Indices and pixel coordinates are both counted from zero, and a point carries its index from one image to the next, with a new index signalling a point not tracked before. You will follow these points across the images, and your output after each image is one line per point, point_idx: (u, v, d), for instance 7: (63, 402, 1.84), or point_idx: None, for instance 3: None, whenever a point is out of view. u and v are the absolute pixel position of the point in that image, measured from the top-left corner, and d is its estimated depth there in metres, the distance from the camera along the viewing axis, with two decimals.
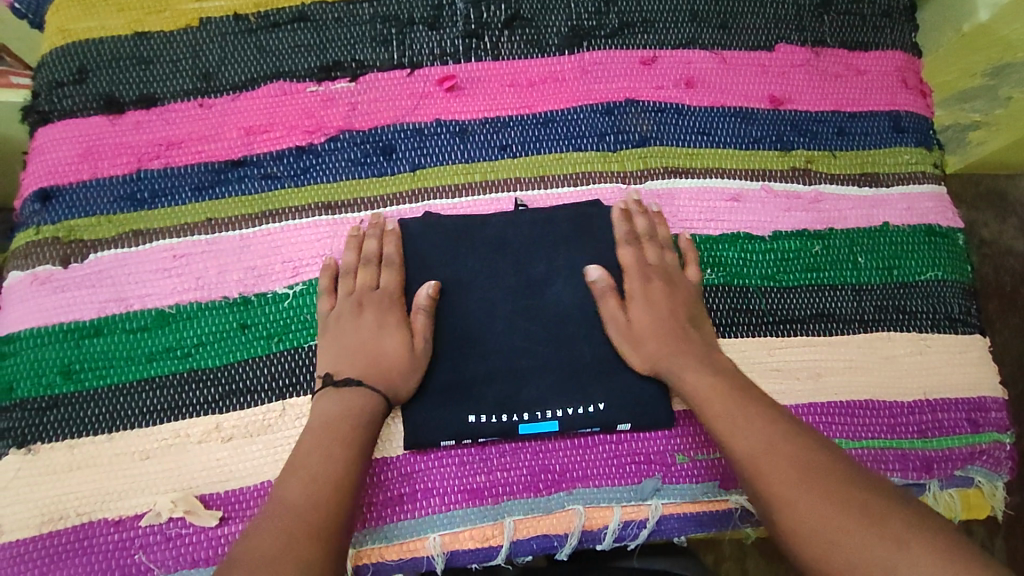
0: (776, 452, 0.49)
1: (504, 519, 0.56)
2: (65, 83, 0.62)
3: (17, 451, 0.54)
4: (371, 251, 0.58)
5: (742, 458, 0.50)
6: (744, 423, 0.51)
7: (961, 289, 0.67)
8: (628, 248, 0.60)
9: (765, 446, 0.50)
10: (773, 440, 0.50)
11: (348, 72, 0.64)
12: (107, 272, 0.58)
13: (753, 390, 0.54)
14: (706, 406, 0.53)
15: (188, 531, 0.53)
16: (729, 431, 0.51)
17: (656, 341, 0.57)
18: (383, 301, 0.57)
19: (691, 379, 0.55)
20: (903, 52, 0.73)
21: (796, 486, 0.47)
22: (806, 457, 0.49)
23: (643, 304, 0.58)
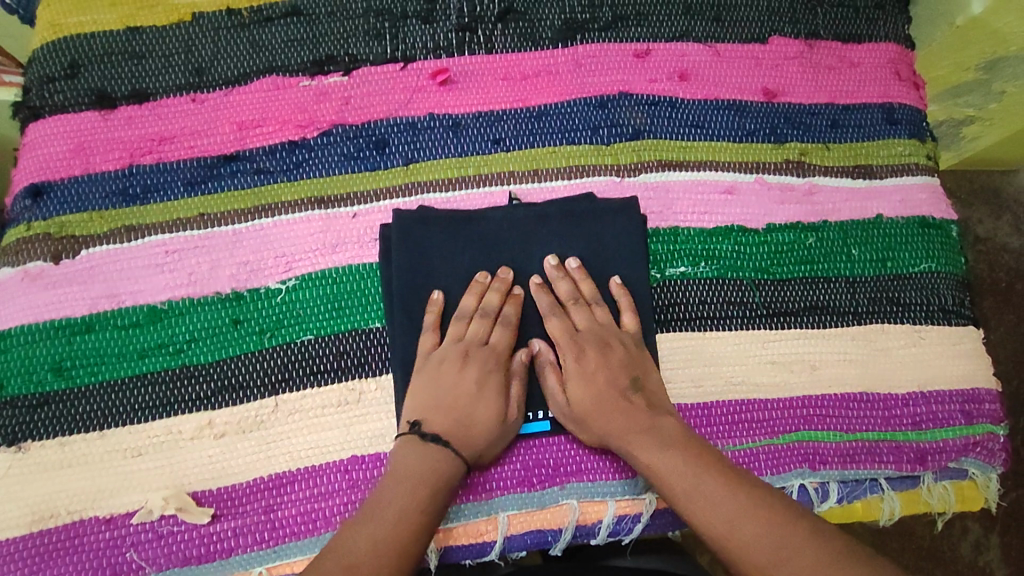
0: (745, 526, 0.47)
1: (498, 514, 0.56)
2: (55, 78, 0.61)
3: (8, 448, 0.53)
4: (493, 305, 0.57)
5: (710, 535, 0.48)
6: (700, 492, 0.49)
7: (955, 281, 0.67)
8: (555, 318, 0.58)
9: (730, 517, 0.47)
10: (735, 510, 0.47)
11: (341, 66, 0.64)
12: (99, 269, 0.57)
13: (704, 452, 0.51)
14: (671, 484, 0.50)
15: (181, 528, 0.53)
16: (694, 504, 0.49)
17: (604, 413, 0.55)
18: (460, 352, 0.56)
19: (654, 457, 0.52)
20: (896, 45, 0.73)
21: (772, 560, 0.45)
22: (765, 520, 0.47)
23: (584, 380, 0.56)
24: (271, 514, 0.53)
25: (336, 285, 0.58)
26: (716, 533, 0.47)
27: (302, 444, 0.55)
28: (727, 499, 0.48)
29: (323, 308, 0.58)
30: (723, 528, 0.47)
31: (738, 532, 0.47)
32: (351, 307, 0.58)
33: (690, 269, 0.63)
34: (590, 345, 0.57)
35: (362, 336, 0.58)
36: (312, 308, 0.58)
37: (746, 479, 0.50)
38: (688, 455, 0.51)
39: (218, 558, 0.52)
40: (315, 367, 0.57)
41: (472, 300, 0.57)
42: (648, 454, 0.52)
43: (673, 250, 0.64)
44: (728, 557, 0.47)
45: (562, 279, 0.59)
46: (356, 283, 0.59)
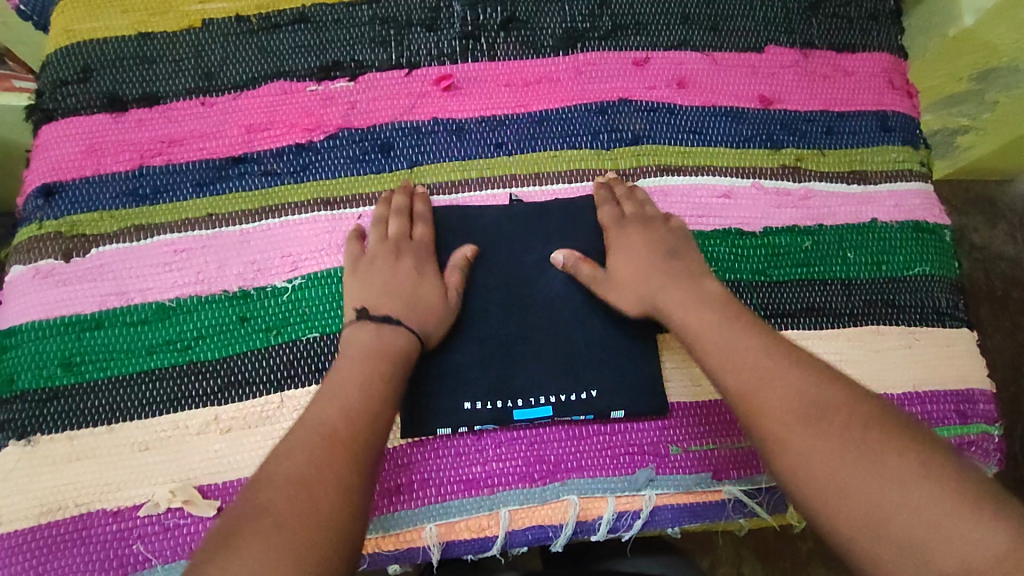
0: (779, 392, 0.47)
1: (499, 509, 0.57)
2: (69, 81, 0.63)
3: (17, 442, 0.54)
4: (403, 203, 0.61)
5: (744, 398, 0.49)
6: (741, 357, 0.50)
7: (948, 284, 0.68)
8: (605, 207, 0.62)
9: (767, 382, 0.48)
10: (771, 366, 0.49)
11: (348, 72, 0.65)
12: (109, 267, 0.58)
13: (747, 318, 0.53)
14: (712, 351, 0.52)
15: (187, 521, 0.53)
16: (732, 369, 0.50)
17: (648, 282, 0.57)
18: (388, 248, 0.58)
19: (701, 325, 0.53)
20: (890, 54, 0.75)
21: (796, 427, 0.46)
22: (798, 377, 0.48)
23: (631, 260, 0.58)
24: None
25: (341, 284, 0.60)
26: (750, 399, 0.48)
27: None
28: (757, 353, 0.50)
29: (328, 307, 0.59)
30: (757, 394, 0.48)
31: (770, 399, 0.48)
32: None
33: None
34: (632, 234, 0.60)
35: None
36: (318, 306, 0.59)
37: (789, 347, 0.51)
38: (733, 328, 0.52)
39: None
40: (320, 364, 0.58)
41: (382, 206, 0.61)
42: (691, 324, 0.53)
43: None
44: (754, 423, 0.48)
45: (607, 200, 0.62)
46: None
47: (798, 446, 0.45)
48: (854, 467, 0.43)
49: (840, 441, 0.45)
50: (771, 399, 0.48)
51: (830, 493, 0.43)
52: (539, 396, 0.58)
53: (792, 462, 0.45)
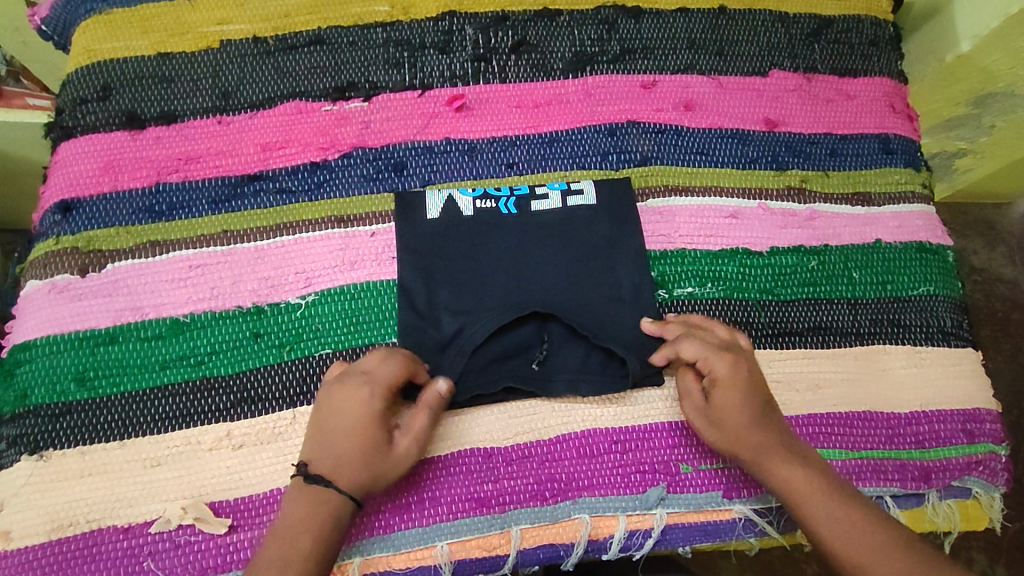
0: (840, 515, 0.53)
1: (510, 527, 0.57)
2: (88, 99, 0.64)
3: (29, 456, 0.54)
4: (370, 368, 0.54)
5: (811, 521, 0.53)
6: (795, 481, 0.54)
7: (952, 304, 0.69)
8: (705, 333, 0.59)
9: (820, 500, 0.54)
10: (869, 536, 0.52)
11: (362, 92, 0.67)
12: (124, 282, 0.59)
13: (841, 484, 0.55)
14: (785, 490, 0.54)
15: (198, 538, 0.53)
16: (800, 508, 0.54)
17: (745, 451, 0.56)
18: (375, 394, 0.53)
19: (779, 472, 0.55)
20: (890, 79, 0.77)
21: (866, 548, 0.52)
22: (891, 545, 0.52)
23: (728, 390, 0.56)
24: None
25: (354, 301, 0.60)
26: (820, 519, 0.53)
27: None
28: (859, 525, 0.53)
29: (341, 323, 0.60)
30: (817, 517, 0.53)
31: (829, 523, 0.53)
32: (368, 322, 0.60)
33: (697, 290, 0.65)
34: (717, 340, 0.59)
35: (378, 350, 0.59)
36: (331, 323, 0.59)
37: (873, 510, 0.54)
38: (801, 463, 0.55)
39: (233, 569, 0.52)
40: None
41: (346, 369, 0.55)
42: (767, 465, 0.55)
43: (680, 271, 0.66)
44: None
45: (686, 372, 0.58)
46: (373, 299, 0.61)
47: (863, 563, 0.51)
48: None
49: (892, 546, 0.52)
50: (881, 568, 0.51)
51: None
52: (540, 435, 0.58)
53: (850, 557, 0.52)
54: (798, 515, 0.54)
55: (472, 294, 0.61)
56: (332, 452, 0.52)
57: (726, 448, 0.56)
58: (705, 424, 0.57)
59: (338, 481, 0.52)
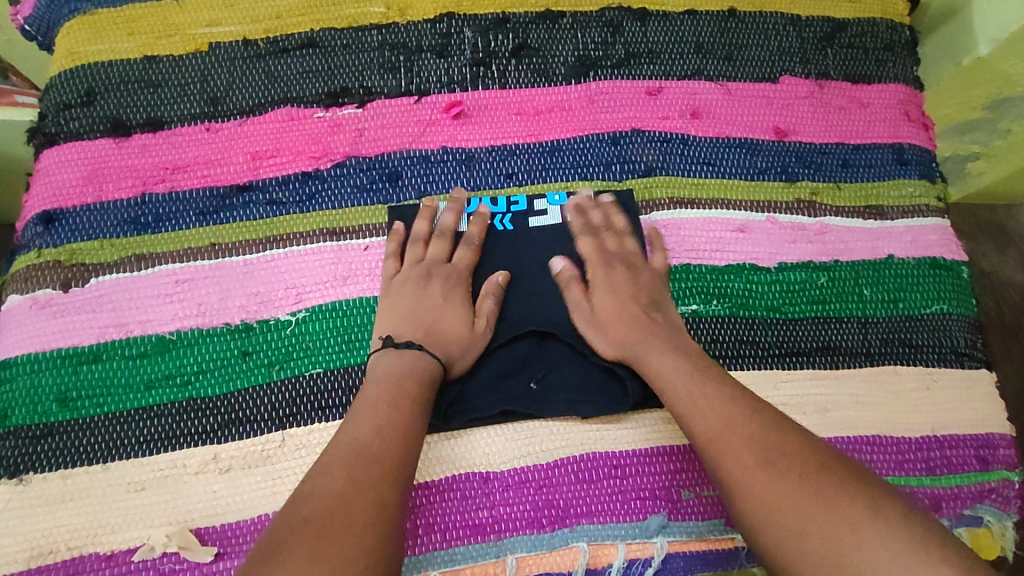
0: (725, 418, 0.49)
1: (505, 556, 0.55)
2: (71, 105, 0.62)
3: (10, 480, 0.52)
4: (445, 224, 0.61)
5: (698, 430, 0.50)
6: (709, 405, 0.50)
7: (966, 323, 0.67)
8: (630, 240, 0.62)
9: (713, 403, 0.50)
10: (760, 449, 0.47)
11: (356, 98, 0.64)
12: (107, 297, 0.57)
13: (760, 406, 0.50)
14: (663, 379, 0.54)
15: (183, 566, 0.51)
16: (688, 404, 0.51)
17: (630, 342, 0.56)
18: (421, 271, 0.59)
19: (659, 364, 0.54)
20: (906, 86, 0.74)
21: (747, 452, 0.47)
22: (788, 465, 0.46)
23: (608, 288, 0.59)
24: None
25: (346, 319, 0.58)
26: (704, 417, 0.50)
27: None
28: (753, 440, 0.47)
29: (333, 341, 0.58)
30: (702, 413, 0.50)
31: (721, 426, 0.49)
32: (360, 340, 0.58)
33: (702, 307, 0.63)
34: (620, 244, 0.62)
35: None
36: (322, 341, 0.57)
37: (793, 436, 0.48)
38: (703, 371, 0.53)
39: None
40: (323, 401, 0.56)
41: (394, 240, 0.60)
42: (653, 353, 0.55)
43: (685, 289, 0.64)
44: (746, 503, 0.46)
45: (574, 280, 0.60)
46: (366, 317, 0.59)
47: (743, 463, 0.47)
48: (798, 493, 0.44)
49: (785, 468, 0.45)
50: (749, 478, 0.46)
51: (761, 494, 0.45)
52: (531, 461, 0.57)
53: (743, 482, 0.46)
54: (677, 412, 0.52)
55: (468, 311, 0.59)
56: (420, 322, 0.56)
57: (609, 343, 0.57)
58: (581, 315, 0.59)
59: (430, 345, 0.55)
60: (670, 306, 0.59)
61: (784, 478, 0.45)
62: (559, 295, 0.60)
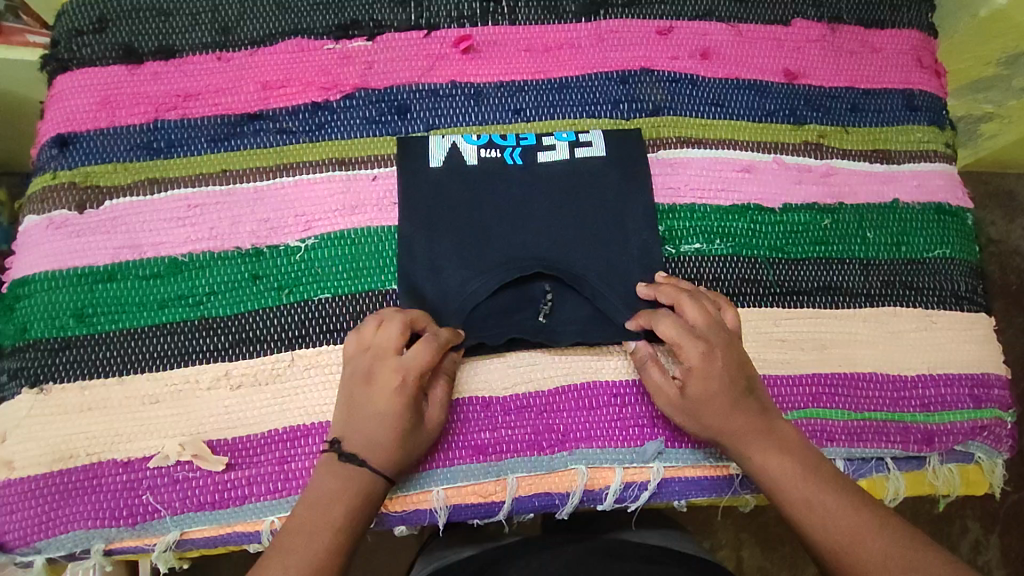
0: (836, 509, 0.51)
1: (506, 476, 0.57)
2: (84, 31, 0.62)
3: (31, 388, 0.54)
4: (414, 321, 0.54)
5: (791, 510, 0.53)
6: (821, 495, 0.52)
7: (968, 268, 0.67)
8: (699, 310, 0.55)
9: (824, 496, 0.52)
10: (850, 523, 0.51)
11: (366, 31, 0.64)
12: (122, 219, 0.58)
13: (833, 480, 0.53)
14: (776, 480, 0.53)
15: (196, 474, 0.53)
16: (799, 501, 0.53)
17: (733, 437, 0.55)
18: (377, 369, 0.52)
19: (769, 457, 0.54)
20: (920, 32, 0.73)
21: (859, 533, 0.50)
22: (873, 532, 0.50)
23: (705, 375, 0.54)
24: (285, 465, 0.54)
25: (355, 246, 0.59)
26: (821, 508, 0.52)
27: (317, 399, 0.55)
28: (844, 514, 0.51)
29: (341, 268, 0.59)
30: (817, 506, 0.52)
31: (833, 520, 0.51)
32: (368, 267, 0.59)
33: (706, 246, 0.64)
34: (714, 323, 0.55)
35: (378, 297, 0.59)
36: (330, 267, 0.59)
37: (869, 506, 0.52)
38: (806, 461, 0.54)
39: (231, 505, 0.53)
40: (332, 324, 0.57)
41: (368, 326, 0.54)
42: (761, 447, 0.54)
43: (690, 227, 0.64)
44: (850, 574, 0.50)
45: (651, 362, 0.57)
46: (374, 245, 0.59)
47: (860, 549, 0.50)
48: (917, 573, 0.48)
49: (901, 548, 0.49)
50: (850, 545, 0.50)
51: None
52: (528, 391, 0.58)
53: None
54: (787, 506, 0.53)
55: (474, 243, 0.59)
56: (370, 436, 0.51)
57: (713, 434, 0.55)
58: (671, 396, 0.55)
59: (373, 460, 0.51)
60: (760, 387, 0.56)
61: (900, 558, 0.49)
62: (565, 227, 0.61)
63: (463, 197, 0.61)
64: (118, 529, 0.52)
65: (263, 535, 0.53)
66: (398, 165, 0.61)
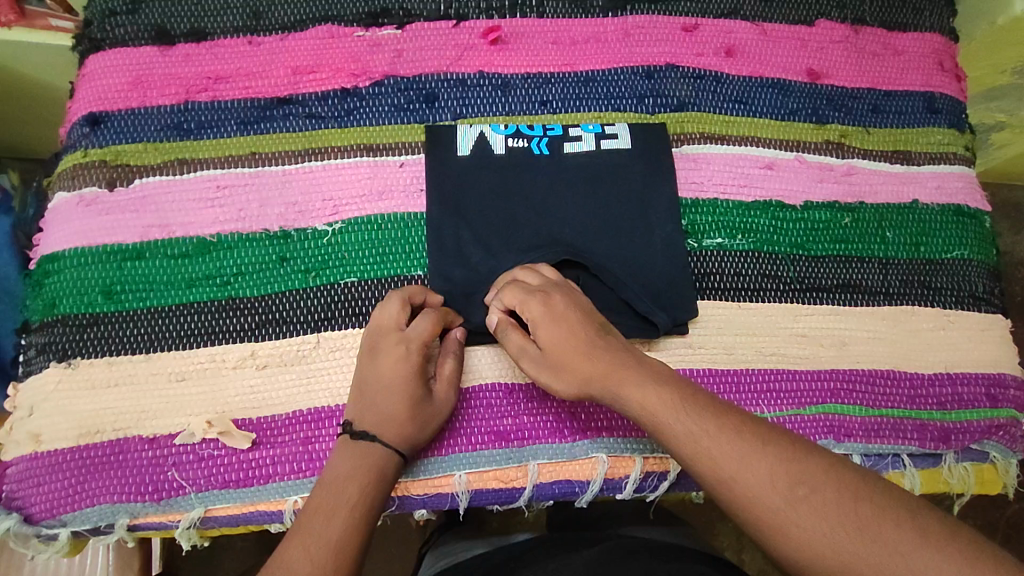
0: (763, 470, 0.43)
1: (528, 461, 0.57)
2: (118, 12, 0.63)
3: (58, 363, 0.55)
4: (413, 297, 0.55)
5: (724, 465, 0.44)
6: (729, 451, 0.44)
7: (985, 269, 0.68)
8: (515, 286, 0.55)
9: (755, 457, 0.44)
10: (777, 467, 0.43)
11: (395, 19, 0.65)
12: (151, 198, 0.58)
13: (695, 409, 0.47)
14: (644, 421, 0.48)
15: (221, 453, 0.53)
16: (704, 456, 0.45)
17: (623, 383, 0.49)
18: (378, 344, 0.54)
19: (675, 400, 0.47)
20: (941, 36, 0.74)
21: (785, 494, 0.42)
22: (808, 476, 0.43)
23: (552, 328, 0.52)
24: (309, 445, 0.54)
25: (381, 231, 0.60)
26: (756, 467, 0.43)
27: (342, 381, 0.56)
28: (772, 463, 0.44)
29: (367, 252, 0.59)
30: (708, 458, 0.44)
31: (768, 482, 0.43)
32: (395, 253, 0.59)
33: (727, 241, 0.64)
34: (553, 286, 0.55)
35: (403, 282, 0.59)
36: (357, 251, 0.59)
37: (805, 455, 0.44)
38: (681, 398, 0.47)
39: (255, 484, 0.53)
40: (357, 308, 0.58)
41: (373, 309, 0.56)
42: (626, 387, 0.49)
43: (712, 221, 0.65)
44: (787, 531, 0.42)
45: (512, 327, 0.55)
46: (400, 231, 0.60)
47: (790, 514, 0.42)
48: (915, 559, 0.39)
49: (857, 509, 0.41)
50: (748, 487, 0.43)
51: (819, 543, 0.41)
52: None
53: (793, 532, 0.41)
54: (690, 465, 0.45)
55: (499, 231, 0.60)
56: (377, 411, 0.52)
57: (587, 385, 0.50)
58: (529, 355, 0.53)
59: (384, 434, 0.51)
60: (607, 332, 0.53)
61: (839, 513, 0.41)
62: (589, 218, 0.61)
63: (490, 186, 0.61)
64: (142, 504, 0.52)
65: (286, 514, 0.53)
66: (425, 152, 0.62)
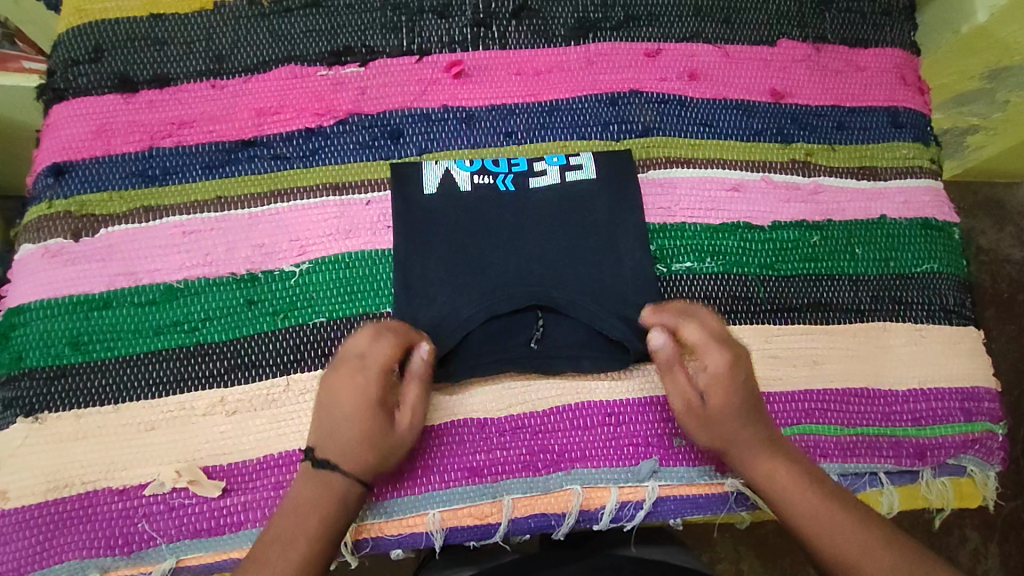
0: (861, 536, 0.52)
1: (502, 497, 0.57)
2: (80, 61, 0.63)
3: (26, 417, 0.54)
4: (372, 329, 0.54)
5: (805, 522, 0.53)
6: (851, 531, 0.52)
7: (955, 282, 0.68)
8: (692, 329, 0.56)
9: (841, 523, 0.53)
10: (834, 516, 0.53)
11: (358, 57, 0.65)
12: (117, 246, 0.59)
13: (838, 492, 0.54)
14: (789, 494, 0.54)
15: (191, 501, 0.53)
16: (807, 517, 0.53)
17: (772, 448, 0.55)
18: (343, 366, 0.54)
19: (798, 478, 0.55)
20: (903, 50, 0.74)
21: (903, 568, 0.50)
22: (858, 531, 0.52)
23: (722, 386, 0.55)
24: (280, 490, 0.54)
25: (348, 270, 0.60)
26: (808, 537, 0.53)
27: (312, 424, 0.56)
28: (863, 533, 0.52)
29: (336, 292, 0.59)
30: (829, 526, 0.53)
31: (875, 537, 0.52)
32: (363, 291, 0.59)
33: (696, 264, 0.65)
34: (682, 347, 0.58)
35: (373, 320, 0.59)
36: (324, 291, 0.59)
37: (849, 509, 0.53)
38: (809, 478, 0.55)
39: (227, 532, 0.53)
40: (327, 349, 0.58)
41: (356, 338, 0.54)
42: (767, 462, 0.55)
43: (680, 245, 0.65)
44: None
45: (673, 361, 0.56)
46: (368, 269, 0.60)
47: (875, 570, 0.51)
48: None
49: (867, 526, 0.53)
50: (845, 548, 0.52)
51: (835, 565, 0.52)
52: (522, 414, 0.58)
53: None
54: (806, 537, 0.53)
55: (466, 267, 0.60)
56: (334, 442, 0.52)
57: (731, 444, 0.56)
58: (689, 396, 0.56)
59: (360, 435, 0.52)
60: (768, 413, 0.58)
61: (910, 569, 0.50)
62: (557, 249, 0.61)
63: (456, 221, 0.61)
64: (113, 557, 0.52)
65: None
66: (391, 188, 0.62)
